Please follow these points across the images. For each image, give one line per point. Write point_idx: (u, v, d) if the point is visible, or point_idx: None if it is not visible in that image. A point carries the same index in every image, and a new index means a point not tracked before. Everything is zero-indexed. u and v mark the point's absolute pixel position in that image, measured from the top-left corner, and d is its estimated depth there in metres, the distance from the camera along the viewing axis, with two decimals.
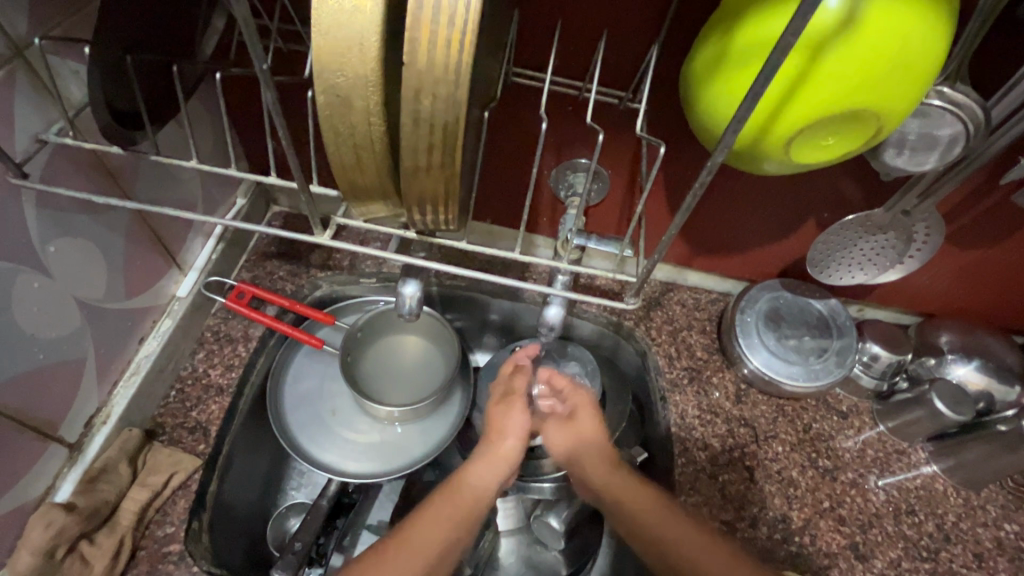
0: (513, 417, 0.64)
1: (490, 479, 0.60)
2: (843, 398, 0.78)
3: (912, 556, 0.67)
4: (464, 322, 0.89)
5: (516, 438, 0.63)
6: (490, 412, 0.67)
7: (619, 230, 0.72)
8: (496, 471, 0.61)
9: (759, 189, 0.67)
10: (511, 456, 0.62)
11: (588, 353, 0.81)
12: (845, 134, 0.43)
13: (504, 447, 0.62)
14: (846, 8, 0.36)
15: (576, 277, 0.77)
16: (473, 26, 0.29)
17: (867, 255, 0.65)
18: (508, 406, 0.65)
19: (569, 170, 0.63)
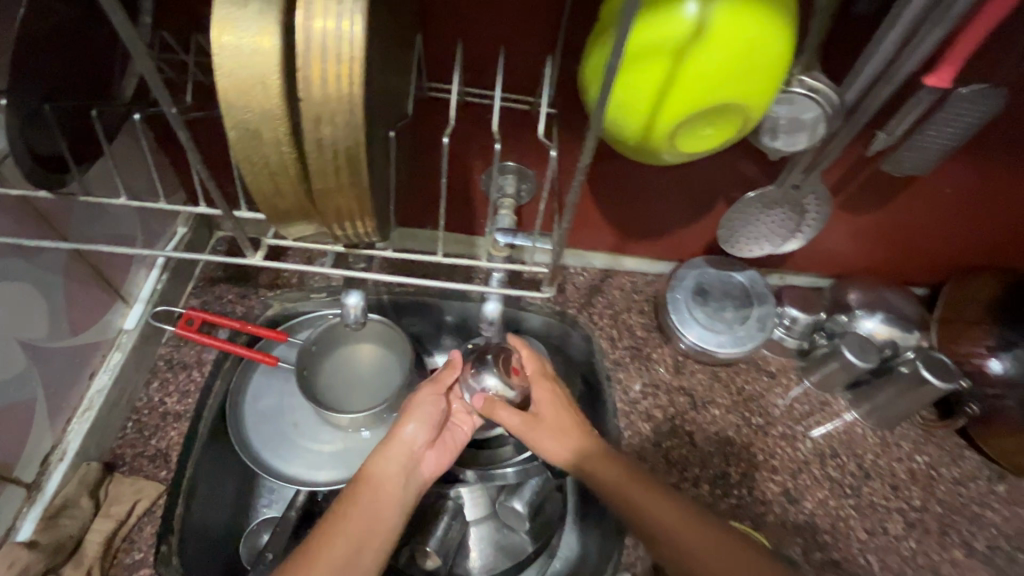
0: (414, 405, 0.67)
1: (388, 466, 0.61)
2: (771, 359, 0.86)
3: (838, 494, 0.74)
4: (419, 327, 0.92)
5: (417, 424, 0.65)
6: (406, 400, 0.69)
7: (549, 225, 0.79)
8: (397, 459, 0.62)
9: (671, 178, 0.73)
10: (408, 439, 0.64)
11: (542, 345, 0.87)
12: (722, 123, 0.48)
13: (402, 433, 0.64)
14: (699, 16, 0.42)
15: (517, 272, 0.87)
16: (359, 59, 0.32)
17: (771, 229, 0.72)
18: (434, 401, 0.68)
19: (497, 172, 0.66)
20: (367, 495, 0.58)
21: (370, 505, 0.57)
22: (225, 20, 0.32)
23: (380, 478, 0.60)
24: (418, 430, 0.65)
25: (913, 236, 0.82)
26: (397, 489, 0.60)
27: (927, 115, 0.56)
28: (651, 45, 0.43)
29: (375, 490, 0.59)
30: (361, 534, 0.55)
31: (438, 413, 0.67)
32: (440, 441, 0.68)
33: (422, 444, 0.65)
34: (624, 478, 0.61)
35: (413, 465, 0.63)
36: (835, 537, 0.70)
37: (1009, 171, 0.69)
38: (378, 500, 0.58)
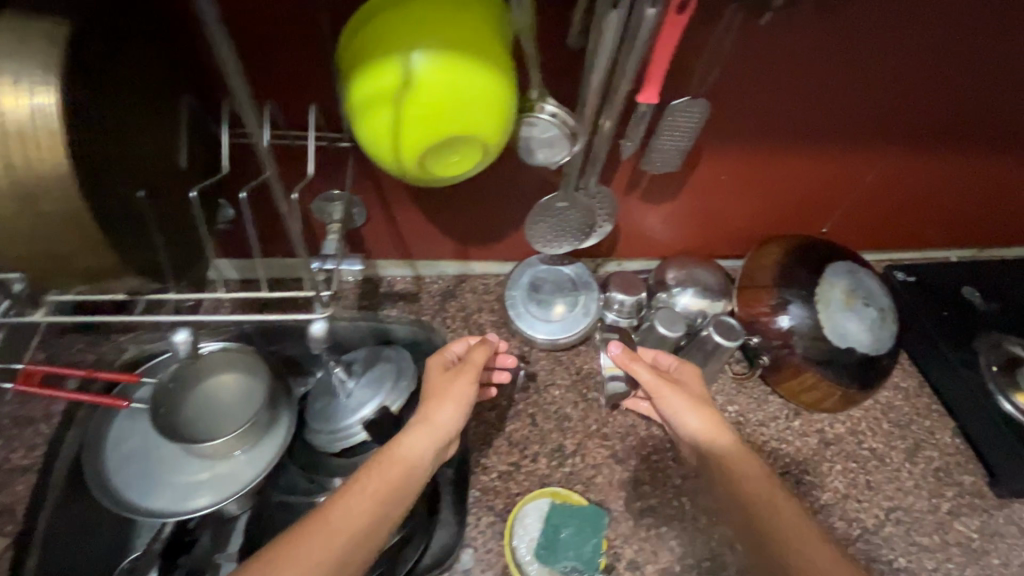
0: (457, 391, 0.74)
1: (413, 448, 0.68)
2: (607, 339, 0.97)
3: (659, 449, 0.85)
4: (295, 351, 0.97)
5: (451, 410, 0.72)
6: (436, 381, 0.76)
7: (389, 241, 0.90)
8: (424, 439, 0.69)
9: (483, 191, 0.81)
10: (444, 423, 0.71)
11: (408, 355, 0.95)
12: (465, 150, 0.56)
13: (441, 417, 0.71)
14: (405, 69, 0.49)
15: (375, 288, 0.98)
16: (59, 143, 0.39)
17: (570, 229, 0.81)
18: (456, 375, 0.75)
19: (325, 200, 0.79)
20: (394, 474, 0.66)
21: (398, 473, 0.66)
22: None
23: (410, 451, 0.68)
24: (452, 414, 0.72)
25: (712, 217, 0.94)
26: (422, 459, 0.68)
27: (656, 125, 0.68)
28: (374, 95, 0.51)
29: (403, 461, 0.67)
30: (381, 499, 0.64)
31: (466, 391, 0.74)
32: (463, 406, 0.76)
33: (454, 426, 0.73)
34: (753, 477, 0.67)
35: (438, 451, 0.70)
36: (655, 486, 0.81)
37: (754, 155, 0.83)
38: (399, 479, 0.66)
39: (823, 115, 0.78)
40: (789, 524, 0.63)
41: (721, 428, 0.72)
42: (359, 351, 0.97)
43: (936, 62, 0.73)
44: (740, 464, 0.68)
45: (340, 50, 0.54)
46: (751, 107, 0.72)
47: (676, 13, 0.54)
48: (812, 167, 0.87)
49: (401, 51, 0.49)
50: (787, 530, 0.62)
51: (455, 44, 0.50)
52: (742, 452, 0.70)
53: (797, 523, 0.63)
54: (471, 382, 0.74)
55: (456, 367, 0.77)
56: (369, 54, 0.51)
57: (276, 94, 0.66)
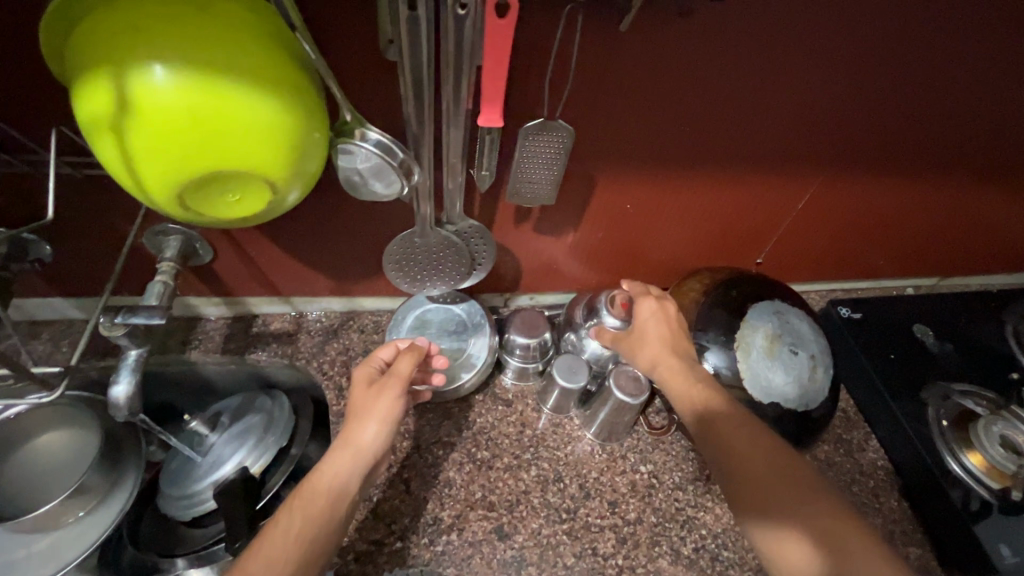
0: (379, 402, 0.63)
1: (336, 471, 0.60)
2: (509, 387, 0.85)
3: (553, 521, 0.73)
4: (169, 396, 0.88)
5: (377, 427, 0.62)
6: (360, 390, 0.65)
7: (251, 277, 0.78)
8: (347, 461, 0.60)
9: (341, 225, 0.69)
10: (369, 441, 0.61)
11: (286, 404, 0.83)
12: (245, 188, 0.45)
13: (365, 437, 0.61)
14: (122, 88, 0.38)
15: (248, 328, 0.85)
16: None
17: (445, 269, 0.70)
18: (378, 389, 0.64)
19: (163, 233, 0.68)
20: (319, 503, 0.58)
21: (320, 504, 0.58)
22: None
23: (335, 477, 0.59)
24: (379, 432, 0.62)
25: (625, 248, 0.83)
26: (350, 482, 0.60)
27: (516, 149, 0.59)
28: (93, 121, 0.40)
29: (328, 490, 0.58)
30: (312, 529, 0.56)
31: (394, 406, 0.63)
32: (388, 381, 0.65)
33: (385, 442, 0.62)
34: (754, 451, 0.57)
35: (365, 469, 0.61)
36: (543, 567, 0.69)
37: (657, 179, 0.71)
38: (327, 509, 0.58)
39: (735, 133, 0.66)
40: (807, 502, 0.53)
41: (693, 382, 0.65)
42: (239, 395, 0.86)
43: (864, 76, 0.62)
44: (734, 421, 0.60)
45: (64, 49, 0.42)
46: (639, 128, 0.62)
47: (496, 16, 0.43)
48: (730, 192, 0.76)
49: (135, 63, 0.38)
50: (802, 506, 0.53)
51: (207, 58, 0.39)
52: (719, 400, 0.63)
53: (812, 498, 0.54)
54: (397, 395, 0.64)
55: (381, 377, 0.66)
56: (91, 59, 0.39)
57: (48, 114, 0.54)
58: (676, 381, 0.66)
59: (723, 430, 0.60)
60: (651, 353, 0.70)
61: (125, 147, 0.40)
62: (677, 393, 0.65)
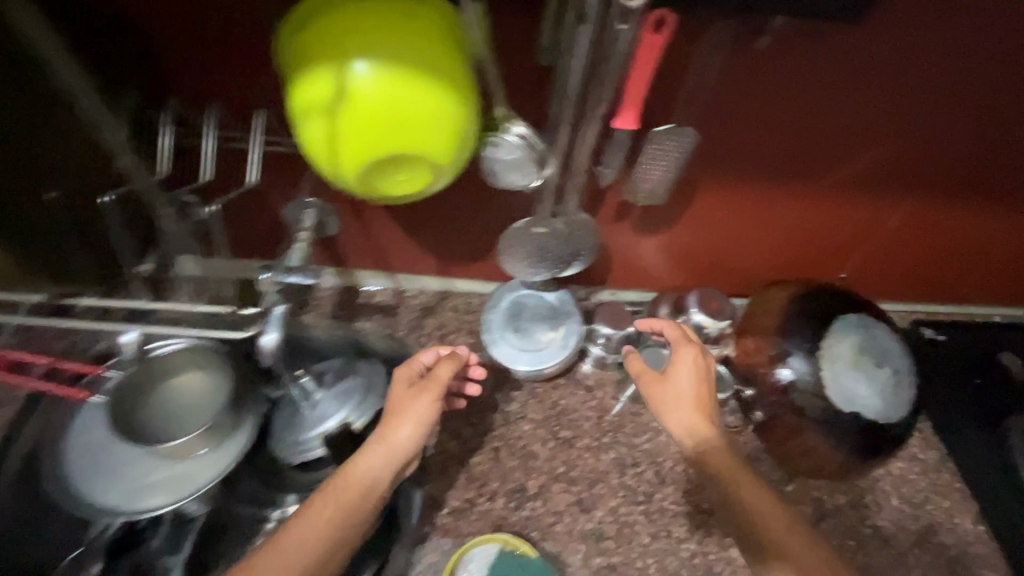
0: (411, 406, 0.66)
1: (367, 466, 0.63)
2: (590, 374, 0.90)
3: (630, 501, 0.78)
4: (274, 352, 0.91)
5: (409, 427, 0.65)
6: (396, 396, 0.69)
7: (367, 252, 0.87)
8: (379, 458, 0.63)
9: (459, 210, 0.76)
10: (401, 440, 0.64)
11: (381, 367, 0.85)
12: (414, 171, 0.52)
13: (399, 435, 0.64)
14: (341, 80, 0.46)
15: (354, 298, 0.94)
16: None
17: (551, 257, 0.76)
18: (416, 392, 0.68)
19: (302, 208, 0.77)
20: (345, 494, 0.61)
21: (351, 496, 0.60)
22: None
23: (367, 473, 0.62)
24: (411, 432, 0.65)
25: (710, 252, 0.87)
26: (383, 477, 0.63)
27: (638, 152, 0.63)
28: (311, 106, 0.48)
29: (361, 483, 0.62)
30: (339, 519, 0.59)
31: (429, 411, 0.67)
32: (426, 385, 0.68)
33: (415, 445, 0.65)
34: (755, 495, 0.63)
35: (398, 468, 0.64)
36: (620, 542, 0.74)
37: (754, 189, 0.74)
38: (354, 501, 0.61)
39: (835, 150, 0.69)
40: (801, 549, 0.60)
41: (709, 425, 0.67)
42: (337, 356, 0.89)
43: (975, 103, 0.63)
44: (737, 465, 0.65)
45: (281, 52, 0.51)
46: (746, 142, 0.65)
47: (652, 32, 0.48)
48: (822, 207, 0.78)
49: (343, 64, 0.46)
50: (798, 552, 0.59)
51: (410, 59, 0.46)
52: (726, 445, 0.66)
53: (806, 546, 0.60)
54: (434, 399, 0.67)
55: (421, 381, 0.70)
56: (307, 61, 0.47)
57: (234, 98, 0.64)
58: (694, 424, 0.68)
59: (743, 487, 0.64)
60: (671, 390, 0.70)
61: (333, 130, 0.48)
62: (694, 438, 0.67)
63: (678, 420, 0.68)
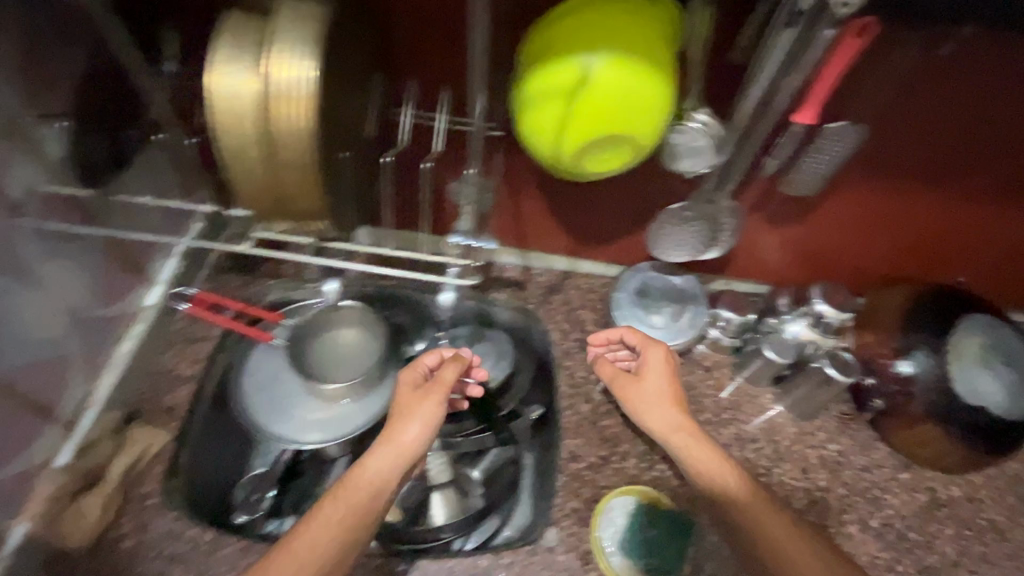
0: (414, 408, 0.68)
1: (373, 466, 0.64)
2: (707, 355, 0.96)
3: (751, 473, 0.84)
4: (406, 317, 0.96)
5: (418, 427, 0.66)
6: (402, 400, 0.70)
7: (510, 228, 0.95)
8: (387, 458, 0.65)
9: (611, 193, 0.84)
10: (408, 440, 0.66)
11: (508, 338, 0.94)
12: (618, 150, 0.60)
13: (406, 435, 0.66)
14: (585, 68, 0.54)
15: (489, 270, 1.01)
16: (306, 90, 0.45)
17: (694, 240, 0.83)
18: (423, 394, 0.69)
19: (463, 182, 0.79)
20: (345, 495, 0.62)
21: (360, 498, 0.62)
22: (219, 71, 0.46)
23: (377, 474, 0.64)
24: (418, 432, 0.66)
25: (834, 248, 0.90)
26: (389, 476, 0.64)
27: (807, 145, 0.69)
28: (551, 89, 0.55)
29: (371, 485, 0.63)
30: (349, 518, 0.61)
31: (437, 411, 0.67)
32: (422, 390, 0.70)
33: (424, 445, 0.66)
34: (757, 508, 0.67)
35: (405, 468, 0.65)
36: None
37: (891, 194, 0.78)
38: (356, 501, 0.62)
39: (979, 157, 0.71)
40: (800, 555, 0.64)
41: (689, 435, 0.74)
42: (466, 323, 0.99)
43: None
44: (721, 472, 0.71)
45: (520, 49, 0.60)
46: (900, 142, 0.69)
47: (853, 36, 0.54)
48: (960, 211, 0.80)
49: (570, 65, 0.54)
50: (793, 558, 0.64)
51: (644, 54, 0.54)
52: (711, 453, 0.73)
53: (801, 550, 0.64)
54: (440, 400, 0.68)
55: (426, 383, 0.71)
56: (538, 62, 0.56)
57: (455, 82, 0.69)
58: (683, 442, 0.74)
59: (735, 504, 0.68)
60: (641, 401, 0.79)
61: (567, 110, 0.56)
62: (685, 452, 0.73)
63: (659, 417, 0.77)
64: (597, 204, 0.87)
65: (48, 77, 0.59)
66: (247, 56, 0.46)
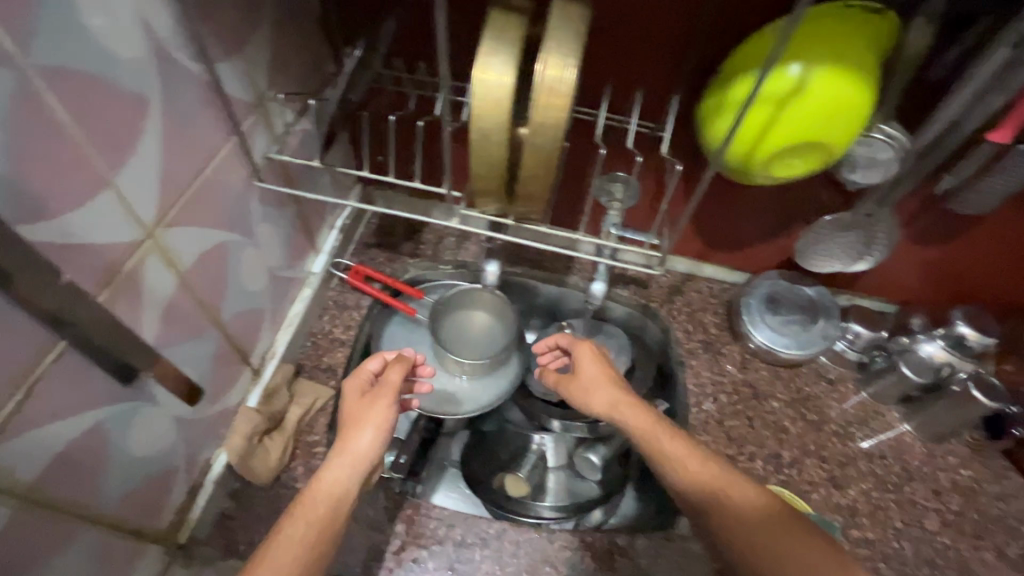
0: (364, 413, 0.64)
1: (329, 476, 0.59)
2: (832, 368, 0.96)
3: (880, 488, 0.84)
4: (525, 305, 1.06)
5: (372, 430, 0.63)
6: (347, 411, 0.66)
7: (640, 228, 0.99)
8: (342, 466, 0.60)
9: (759, 201, 0.86)
10: (363, 446, 0.62)
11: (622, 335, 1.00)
12: (808, 157, 0.63)
13: (360, 441, 0.62)
14: (800, 77, 0.56)
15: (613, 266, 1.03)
16: (567, 85, 0.49)
17: (842, 250, 0.85)
18: (371, 399, 0.66)
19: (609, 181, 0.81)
20: (304, 508, 0.56)
21: (322, 509, 0.56)
22: (483, 65, 0.51)
23: (336, 483, 0.59)
24: (372, 436, 0.63)
25: (982, 274, 0.87)
26: (347, 484, 0.59)
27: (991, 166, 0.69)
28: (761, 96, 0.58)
29: (331, 494, 0.58)
30: (318, 532, 0.54)
31: (389, 412, 0.65)
32: (371, 394, 0.67)
33: (379, 449, 0.63)
34: (752, 513, 0.55)
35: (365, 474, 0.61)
36: (875, 522, 0.81)
37: None
38: (318, 512, 0.56)
39: None
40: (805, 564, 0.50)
41: (667, 438, 0.63)
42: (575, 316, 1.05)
43: None
44: (706, 477, 0.59)
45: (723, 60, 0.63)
46: None
47: None
48: None
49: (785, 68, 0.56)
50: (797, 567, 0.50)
51: (857, 69, 0.56)
52: (699, 459, 0.60)
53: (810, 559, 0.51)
54: (389, 403, 0.65)
55: (372, 389, 0.68)
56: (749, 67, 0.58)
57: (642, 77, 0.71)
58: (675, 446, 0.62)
59: (725, 508, 0.56)
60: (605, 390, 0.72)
61: (774, 117, 0.58)
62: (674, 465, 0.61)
63: (602, 397, 0.71)
64: (739, 211, 0.89)
65: (287, 61, 0.67)
66: (508, 53, 0.51)
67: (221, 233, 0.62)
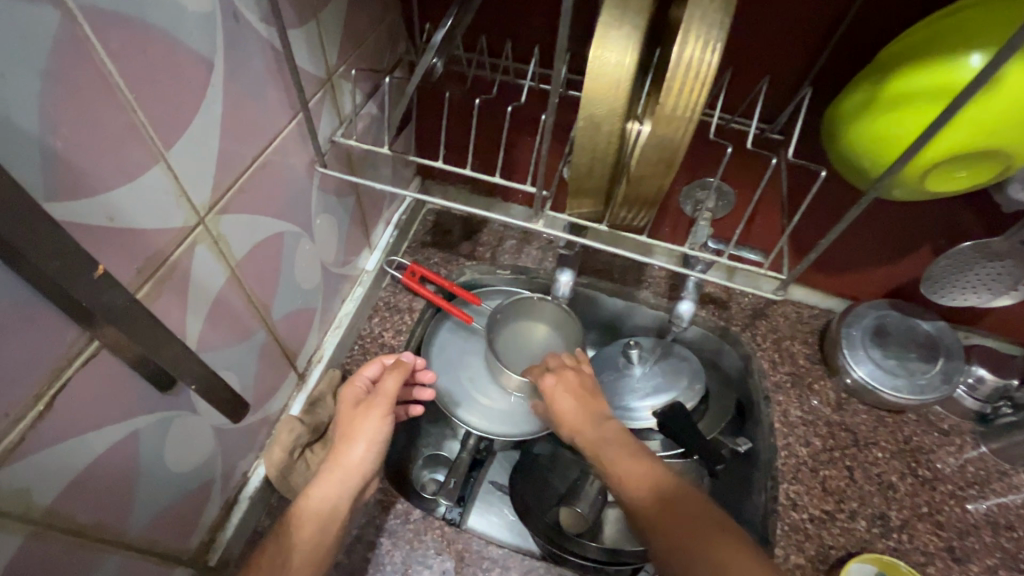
0: (358, 426, 0.62)
1: (321, 494, 0.58)
2: (945, 417, 0.83)
3: (1010, 566, 0.71)
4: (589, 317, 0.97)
5: (364, 447, 0.61)
6: (341, 422, 0.64)
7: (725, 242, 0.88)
8: (333, 485, 0.59)
9: (878, 218, 0.75)
10: (355, 462, 0.60)
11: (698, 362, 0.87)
12: (975, 168, 0.52)
13: (352, 456, 0.60)
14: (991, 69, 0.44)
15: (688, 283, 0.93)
16: (710, 67, 0.40)
17: (982, 280, 0.72)
18: (365, 409, 0.63)
19: (699, 188, 0.71)
20: (298, 529, 0.55)
21: (309, 529, 0.56)
22: (602, 39, 0.42)
23: (324, 502, 0.58)
24: (363, 453, 0.61)
25: None
26: (339, 500, 0.58)
27: None
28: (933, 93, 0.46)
29: (318, 515, 0.57)
30: (306, 556, 0.54)
31: (382, 424, 0.62)
32: (364, 403, 0.64)
33: (372, 465, 0.61)
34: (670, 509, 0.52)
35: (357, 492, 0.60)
36: None
37: None
38: (309, 533, 0.56)
39: None
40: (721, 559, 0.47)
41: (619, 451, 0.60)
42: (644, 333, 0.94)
43: None
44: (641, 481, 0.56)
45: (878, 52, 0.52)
46: None
47: None
48: None
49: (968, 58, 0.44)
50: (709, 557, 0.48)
51: None
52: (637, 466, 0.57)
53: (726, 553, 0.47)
54: (384, 414, 0.62)
55: (368, 397, 0.65)
56: (923, 55, 0.47)
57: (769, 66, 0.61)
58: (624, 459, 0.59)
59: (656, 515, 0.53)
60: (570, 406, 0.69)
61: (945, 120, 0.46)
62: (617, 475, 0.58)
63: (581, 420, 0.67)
64: (852, 228, 0.77)
65: (362, 35, 0.60)
66: (636, 25, 0.42)
67: (277, 224, 0.56)
